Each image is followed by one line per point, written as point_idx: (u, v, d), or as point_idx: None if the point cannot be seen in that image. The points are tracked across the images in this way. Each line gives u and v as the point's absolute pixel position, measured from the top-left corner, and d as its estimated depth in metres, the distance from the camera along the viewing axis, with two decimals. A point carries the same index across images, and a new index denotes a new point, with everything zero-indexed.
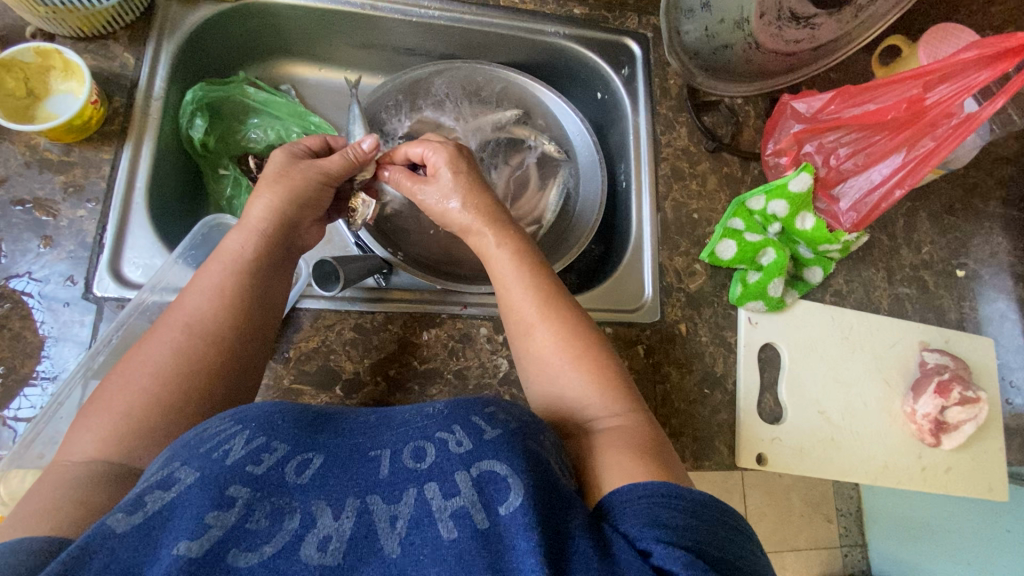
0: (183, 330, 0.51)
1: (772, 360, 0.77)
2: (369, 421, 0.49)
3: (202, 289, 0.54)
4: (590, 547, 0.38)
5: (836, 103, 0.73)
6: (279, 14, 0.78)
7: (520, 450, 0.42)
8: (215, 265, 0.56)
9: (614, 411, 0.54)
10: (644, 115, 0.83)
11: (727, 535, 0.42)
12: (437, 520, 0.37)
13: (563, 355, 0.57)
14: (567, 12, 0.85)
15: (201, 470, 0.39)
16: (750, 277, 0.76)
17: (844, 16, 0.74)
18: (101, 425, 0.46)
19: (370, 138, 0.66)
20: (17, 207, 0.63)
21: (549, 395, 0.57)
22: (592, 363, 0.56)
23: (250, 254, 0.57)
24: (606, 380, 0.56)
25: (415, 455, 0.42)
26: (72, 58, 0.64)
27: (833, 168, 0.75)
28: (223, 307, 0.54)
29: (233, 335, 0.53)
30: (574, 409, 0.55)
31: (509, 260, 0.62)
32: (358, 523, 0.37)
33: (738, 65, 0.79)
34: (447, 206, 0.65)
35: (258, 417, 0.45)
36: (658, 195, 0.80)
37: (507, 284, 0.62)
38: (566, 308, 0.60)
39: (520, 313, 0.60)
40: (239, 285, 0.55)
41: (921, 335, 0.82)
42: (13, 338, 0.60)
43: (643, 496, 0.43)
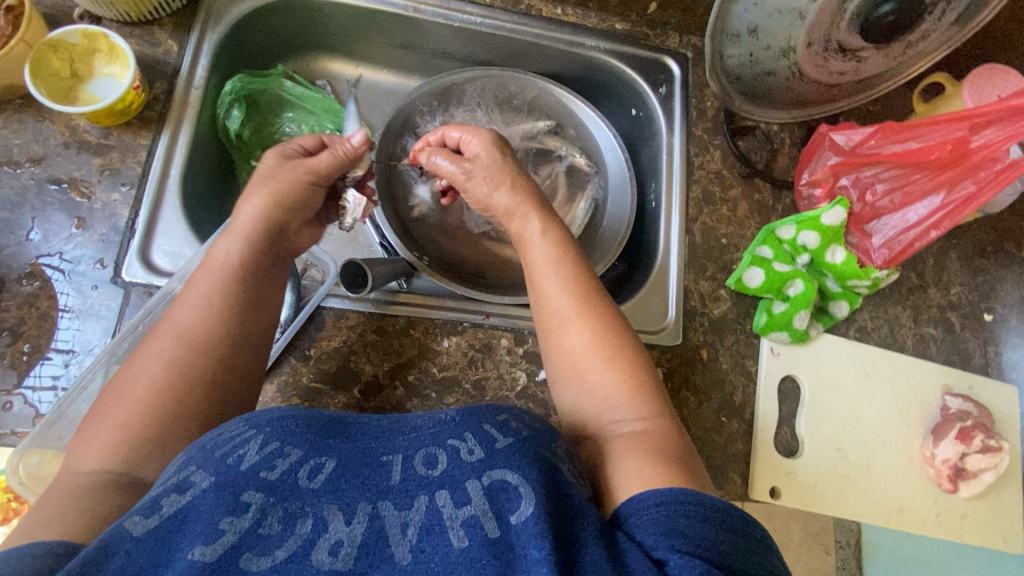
0: (178, 344, 0.51)
1: (792, 393, 0.76)
2: (381, 426, 0.49)
3: (197, 295, 0.54)
4: (599, 557, 0.37)
5: (877, 137, 0.73)
6: (322, 10, 0.78)
7: (531, 460, 0.42)
8: (204, 272, 0.56)
9: (640, 414, 0.53)
10: (679, 135, 0.82)
11: (746, 545, 0.41)
12: (448, 528, 0.37)
13: (597, 353, 0.56)
14: (609, 27, 0.84)
15: (216, 476, 0.38)
16: (775, 307, 0.75)
17: (893, 51, 0.71)
18: (107, 431, 0.46)
19: (359, 134, 0.66)
20: (53, 186, 0.64)
21: (580, 395, 0.56)
22: (627, 363, 0.56)
23: (241, 263, 0.57)
24: (638, 382, 0.55)
25: (427, 463, 0.42)
26: (117, 42, 0.65)
27: (868, 204, 0.74)
28: (223, 311, 0.54)
29: (225, 345, 0.53)
30: (597, 412, 0.54)
31: (549, 248, 0.61)
32: (370, 529, 0.37)
33: (779, 94, 0.78)
34: (493, 188, 0.64)
35: (271, 421, 0.45)
36: (688, 217, 0.79)
37: (544, 276, 0.60)
38: (603, 305, 0.58)
39: (553, 307, 0.58)
40: (231, 295, 0.55)
41: (944, 378, 0.81)
42: (41, 317, 0.60)
43: (659, 504, 0.42)
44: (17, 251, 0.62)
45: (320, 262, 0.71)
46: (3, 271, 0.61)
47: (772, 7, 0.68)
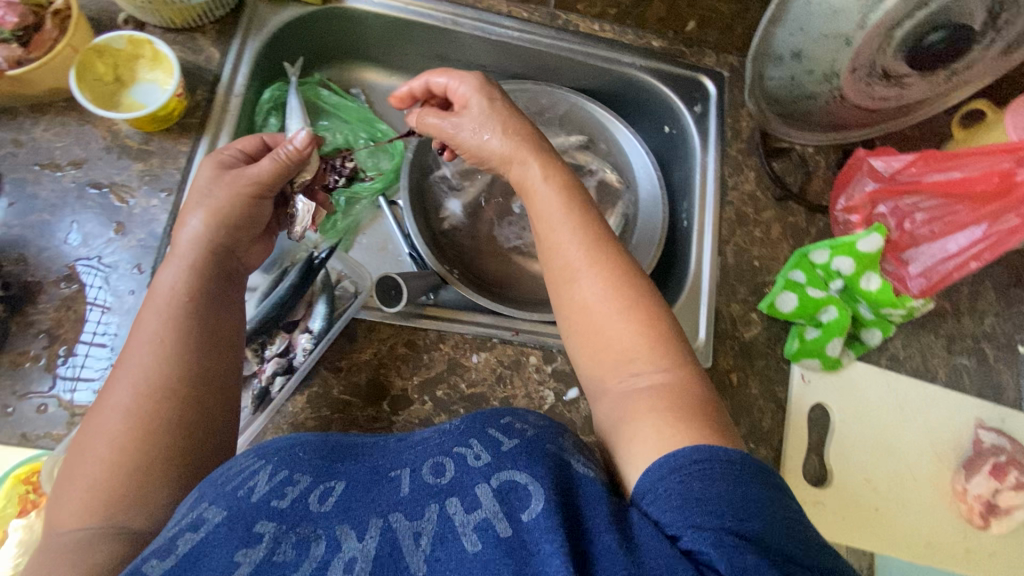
0: (136, 394, 0.49)
1: (821, 420, 0.75)
2: (389, 442, 0.52)
3: (146, 338, 0.52)
4: (612, 544, 0.38)
5: (918, 165, 0.71)
6: (360, 20, 0.79)
7: (538, 457, 0.44)
8: (151, 313, 0.53)
9: (659, 367, 0.50)
10: (713, 155, 0.81)
11: (764, 492, 0.41)
12: (460, 534, 0.39)
13: (612, 304, 0.52)
14: (646, 44, 0.84)
15: (227, 509, 0.40)
16: (807, 334, 0.74)
17: (938, 79, 0.70)
18: (79, 490, 0.46)
19: (301, 134, 0.60)
20: (94, 190, 0.65)
21: (598, 351, 0.52)
22: (644, 313, 0.52)
23: (186, 298, 0.54)
24: (657, 334, 0.52)
25: (435, 471, 0.44)
26: (163, 50, 0.66)
27: (906, 231, 0.73)
28: (169, 355, 0.51)
29: (182, 384, 0.50)
30: (614, 365, 0.51)
31: (554, 193, 0.58)
32: (382, 541, 0.39)
33: (817, 117, 0.77)
34: (485, 136, 0.61)
35: (280, 451, 0.48)
36: (720, 239, 0.79)
37: (551, 225, 0.57)
38: (615, 255, 0.55)
39: (563, 257, 0.55)
40: (179, 332, 0.52)
41: (977, 411, 0.79)
42: (78, 320, 0.61)
43: (673, 471, 0.42)
44: (56, 254, 0.63)
45: (358, 272, 0.70)
46: (41, 274, 0.62)
47: (820, 33, 0.65)
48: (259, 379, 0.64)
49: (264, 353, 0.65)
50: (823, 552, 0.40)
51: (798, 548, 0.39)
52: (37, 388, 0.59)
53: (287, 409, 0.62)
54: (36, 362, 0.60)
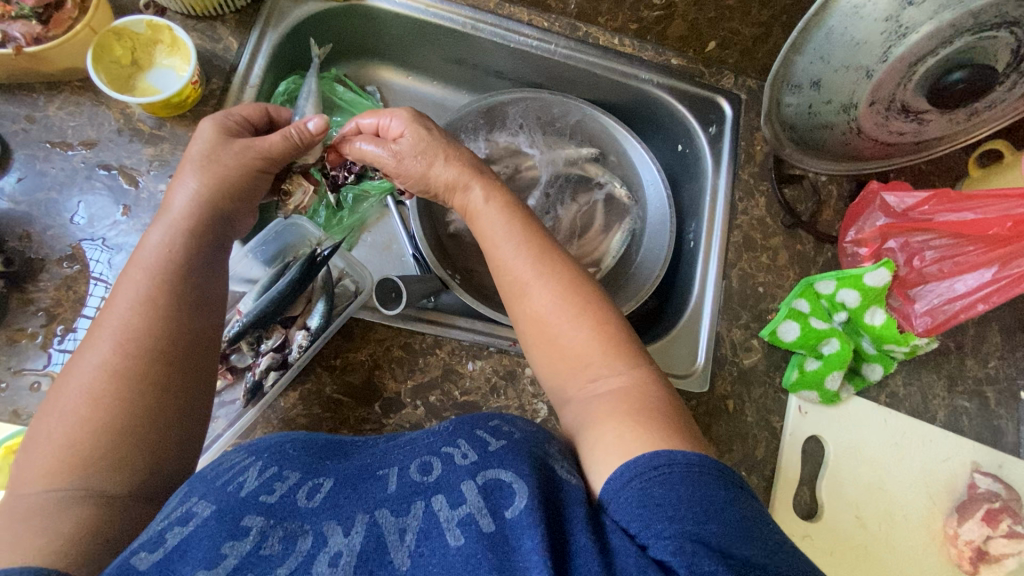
0: (115, 352, 0.46)
1: (815, 453, 0.74)
2: (377, 445, 0.52)
3: (133, 296, 0.49)
4: (587, 544, 0.38)
5: (931, 203, 0.72)
6: (380, 19, 0.79)
7: (523, 457, 0.44)
8: (138, 272, 0.50)
9: (616, 370, 0.51)
10: (725, 177, 0.81)
11: (723, 495, 0.40)
12: (444, 529, 0.39)
13: (563, 312, 0.53)
14: (665, 61, 0.84)
15: (217, 503, 0.40)
16: (807, 365, 0.73)
17: (957, 117, 0.70)
18: (52, 447, 0.42)
19: (317, 118, 0.60)
20: (103, 171, 0.65)
21: (557, 362, 0.53)
22: (597, 316, 0.54)
23: (179, 259, 0.52)
24: (610, 339, 0.53)
25: (422, 469, 0.45)
26: (181, 36, 0.65)
27: (915, 268, 0.72)
28: (158, 315, 0.48)
29: (168, 344, 0.48)
30: (572, 373, 0.52)
31: (497, 213, 0.60)
32: (368, 536, 0.39)
33: (833, 147, 0.75)
34: (428, 163, 0.62)
35: (270, 449, 0.48)
36: (726, 262, 0.78)
37: (497, 244, 0.59)
38: (560, 263, 0.57)
39: (513, 273, 0.57)
40: (166, 291, 0.50)
41: (974, 454, 0.78)
42: (77, 300, 0.61)
43: (637, 476, 0.42)
44: (61, 233, 0.63)
45: (362, 276, 0.71)
46: (45, 252, 0.62)
47: (841, 62, 0.64)
48: (252, 373, 0.63)
49: (261, 348, 0.65)
50: (791, 557, 0.39)
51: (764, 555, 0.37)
52: (32, 365, 0.59)
53: (279, 404, 0.62)
54: (33, 340, 0.60)
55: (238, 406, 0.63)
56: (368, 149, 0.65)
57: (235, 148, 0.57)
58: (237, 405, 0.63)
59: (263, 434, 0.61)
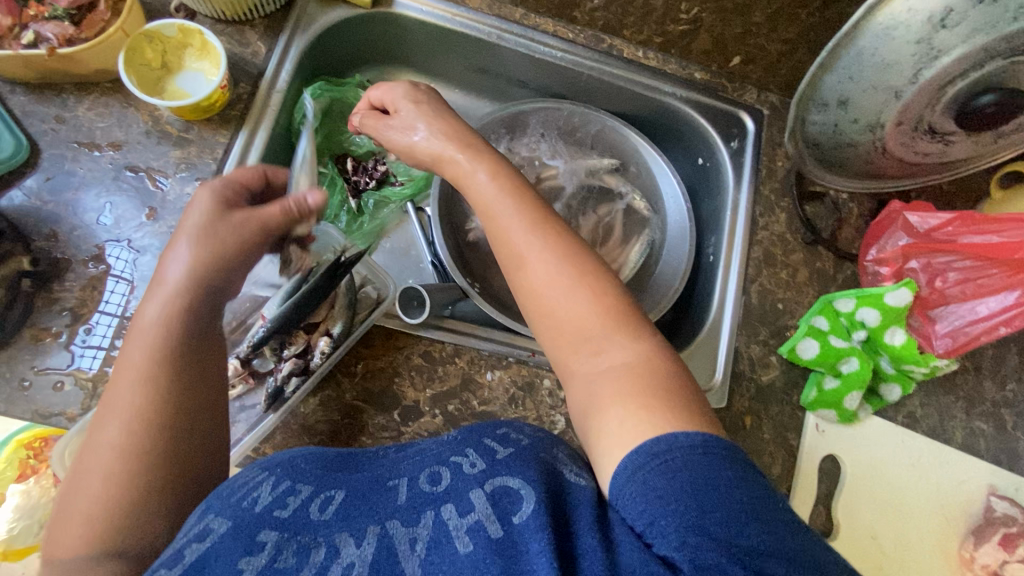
0: (123, 430, 0.46)
1: (831, 472, 0.74)
2: (387, 456, 0.52)
3: (134, 377, 0.47)
4: (593, 544, 0.38)
5: (954, 225, 0.71)
6: (406, 26, 0.79)
7: (531, 464, 0.45)
8: (138, 351, 0.48)
9: (619, 343, 0.50)
10: (746, 192, 0.81)
11: (729, 473, 0.40)
12: (454, 537, 0.40)
13: (563, 283, 0.52)
14: (688, 75, 0.84)
15: (232, 519, 0.41)
16: (826, 383, 0.73)
17: (984, 139, 0.69)
18: (80, 521, 0.43)
19: (317, 194, 0.55)
20: (130, 173, 0.65)
21: (559, 334, 0.52)
22: (598, 287, 0.53)
23: (176, 333, 0.49)
24: (611, 310, 0.52)
25: (432, 479, 0.45)
26: (212, 40, 0.66)
27: (937, 289, 0.72)
28: (162, 389, 0.47)
29: (173, 416, 0.47)
30: (573, 347, 0.52)
31: (491, 181, 0.58)
32: (380, 547, 0.40)
33: (856, 166, 0.75)
34: (413, 138, 0.64)
35: (282, 464, 0.49)
36: (746, 278, 0.78)
37: (491, 212, 0.57)
38: (557, 233, 0.55)
39: (510, 244, 0.55)
40: (166, 365, 0.48)
41: (991, 478, 0.77)
42: (102, 301, 0.61)
43: (638, 468, 0.41)
44: (86, 233, 0.63)
45: (384, 281, 0.71)
46: (71, 252, 0.62)
47: (869, 83, 0.64)
48: (274, 378, 0.64)
49: (283, 353, 0.65)
50: (797, 533, 0.39)
51: (773, 542, 0.37)
52: (56, 364, 0.59)
53: (299, 410, 0.62)
54: (56, 339, 0.60)
55: (259, 410, 0.63)
56: (392, 132, 0.65)
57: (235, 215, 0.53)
58: (258, 409, 0.63)
59: (283, 440, 0.61)
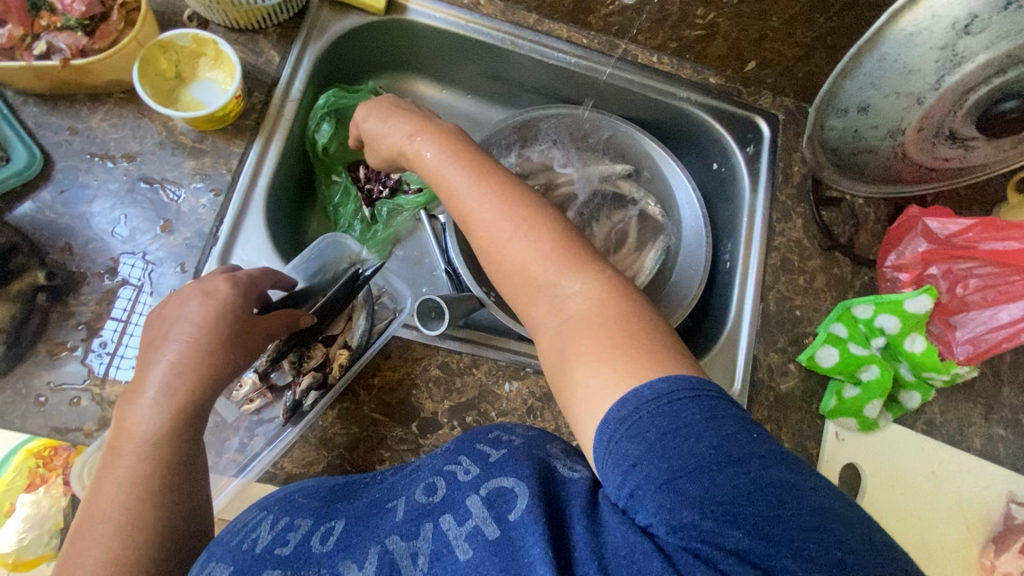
0: (114, 539, 0.46)
1: (851, 480, 0.73)
2: (385, 477, 0.54)
3: (122, 484, 0.48)
4: (584, 534, 0.40)
5: (976, 230, 0.71)
6: (418, 32, 0.78)
7: (523, 462, 0.46)
8: (129, 456, 0.49)
9: (577, 285, 0.50)
10: (762, 198, 0.80)
11: (696, 418, 0.40)
12: (453, 545, 0.41)
13: (517, 235, 0.53)
14: (703, 80, 0.83)
15: (233, 564, 0.43)
16: (846, 391, 0.72)
17: (1005, 145, 0.68)
18: None
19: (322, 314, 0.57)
20: (144, 184, 0.64)
21: (520, 286, 0.53)
22: (542, 229, 0.53)
23: (166, 442, 0.50)
24: (566, 252, 0.52)
25: (427, 491, 0.47)
26: (226, 50, 0.65)
27: (957, 296, 0.72)
28: (154, 496, 0.48)
29: (161, 522, 0.48)
30: (533, 298, 0.52)
31: (441, 157, 0.59)
32: (381, 563, 0.41)
33: (874, 171, 0.75)
34: (376, 139, 0.65)
35: (280, 501, 0.51)
36: (763, 285, 0.77)
37: (446, 186, 0.58)
38: (504, 188, 0.56)
39: (465, 212, 0.56)
40: (158, 473, 0.49)
41: (1011, 484, 0.77)
42: (118, 314, 0.61)
43: (609, 438, 0.41)
44: (101, 246, 0.62)
45: (400, 293, 0.71)
46: (86, 265, 0.62)
47: (892, 89, 0.63)
48: (292, 391, 0.63)
49: (300, 366, 0.65)
50: (771, 466, 0.38)
51: (745, 485, 0.37)
52: (72, 379, 0.59)
53: (317, 423, 0.62)
54: (72, 353, 0.59)
55: (277, 424, 0.63)
56: (376, 128, 0.64)
57: (239, 321, 0.55)
58: (276, 423, 0.63)
59: (302, 455, 0.60)
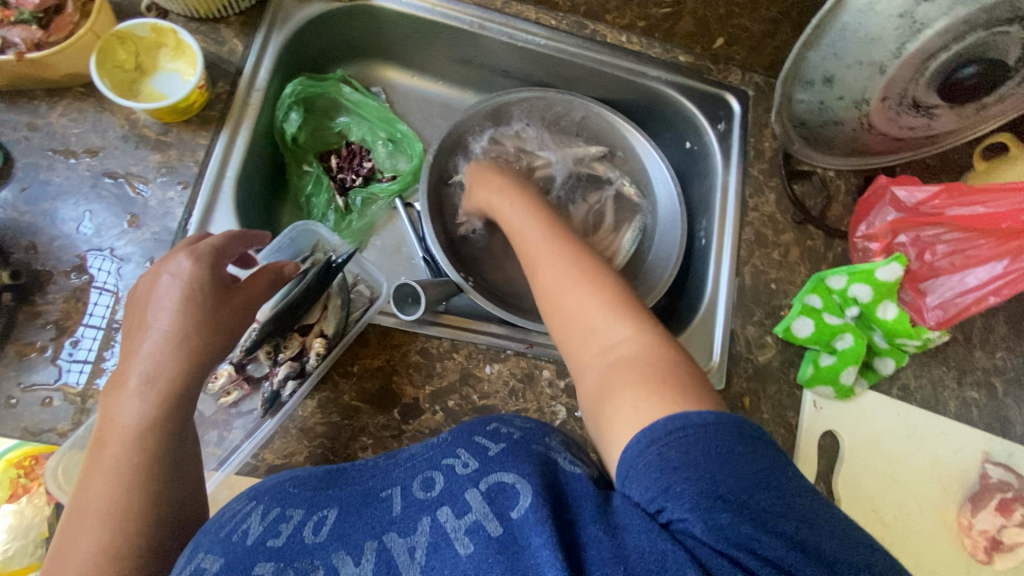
0: (104, 526, 0.46)
1: (830, 448, 0.75)
2: (379, 463, 0.53)
3: (111, 472, 0.48)
4: (598, 534, 0.40)
5: (941, 197, 0.72)
6: (384, 18, 0.78)
7: (523, 458, 0.46)
8: (115, 442, 0.49)
9: (626, 332, 0.52)
10: (734, 175, 0.81)
11: (743, 443, 0.41)
12: (453, 540, 0.41)
13: (577, 280, 0.57)
14: (672, 58, 0.83)
15: (224, 556, 0.43)
16: (822, 360, 0.73)
17: (967, 112, 0.69)
18: None
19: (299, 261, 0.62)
20: (108, 179, 0.63)
21: (570, 325, 0.55)
22: (598, 280, 0.57)
23: (153, 428, 0.50)
24: (620, 303, 0.55)
25: (425, 486, 0.46)
26: (186, 39, 0.64)
27: (926, 262, 0.73)
28: (144, 481, 0.48)
29: (152, 508, 0.47)
30: (582, 338, 0.54)
31: (523, 212, 0.68)
32: (378, 561, 0.41)
33: (841, 143, 0.76)
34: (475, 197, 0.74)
35: (270, 491, 0.50)
36: (738, 259, 0.78)
37: (523, 235, 0.65)
38: (570, 242, 0.62)
39: (533, 257, 0.62)
40: (148, 458, 0.49)
41: (985, 445, 0.79)
42: (87, 312, 0.60)
43: (651, 443, 0.42)
44: (66, 244, 0.61)
45: (374, 279, 0.70)
46: (52, 264, 0.60)
47: (854, 59, 0.64)
48: (270, 382, 0.63)
49: (278, 357, 0.64)
50: (803, 492, 0.41)
51: (781, 504, 0.39)
52: (43, 380, 0.58)
53: (298, 413, 0.61)
54: (41, 353, 0.58)
55: (256, 416, 0.63)
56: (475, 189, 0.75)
57: (216, 306, 0.54)
58: (255, 415, 0.63)
59: (283, 445, 0.60)
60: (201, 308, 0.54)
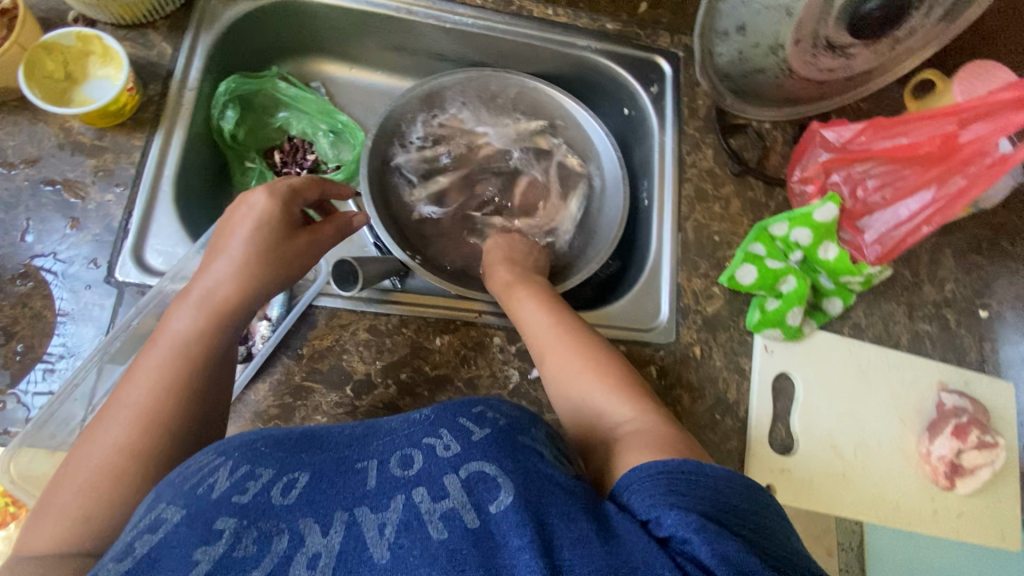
0: (133, 429, 0.49)
1: (786, 390, 0.76)
2: (356, 432, 0.51)
3: (151, 377, 0.51)
4: (588, 532, 0.41)
5: (867, 134, 0.72)
6: (312, 13, 0.79)
7: (508, 451, 0.46)
8: (162, 346, 0.53)
9: (631, 415, 0.56)
10: (671, 135, 0.82)
11: (748, 504, 0.45)
12: (426, 521, 0.41)
13: (582, 369, 0.60)
14: (601, 27, 0.85)
15: (187, 508, 0.41)
16: (768, 304, 0.75)
17: (881, 48, 0.71)
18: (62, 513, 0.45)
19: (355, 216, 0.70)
20: (47, 187, 0.65)
21: (581, 413, 0.59)
22: (603, 366, 0.60)
23: (206, 343, 0.55)
24: (626, 389, 0.59)
25: (402, 463, 0.46)
26: (112, 45, 0.66)
27: (860, 200, 0.74)
28: (176, 392, 0.51)
29: (182, 424, 0.50)
30: (593, 426, 0.58)
31: (525, 292, 0.69)
32: (347, 536, 0.40)
33: (768, 91, 0.78)
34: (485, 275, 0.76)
35: (241, 447, 0.48)
36: (680, 215, 0.80)
37: (524, 316, 0.67)
38: (575, 325, 0.65)
39: (539, 341, 0.64)
40: (198, 370, 0.53)
41: (940, 375, 0.80)
42: (34, 316, 0.61)
43: (663, 470, 0.46)
44: (10, 252, 0.63)
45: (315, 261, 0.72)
46: None
47: None
48: None
49: None
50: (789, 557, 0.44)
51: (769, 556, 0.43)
52: None
53: (249, 398, 0.63)
54: None
55: None
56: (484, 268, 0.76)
57: (282, 240, 0.61)
58: None
59: (238, 428, 0.61)
60: (268, 238, 0.60)
